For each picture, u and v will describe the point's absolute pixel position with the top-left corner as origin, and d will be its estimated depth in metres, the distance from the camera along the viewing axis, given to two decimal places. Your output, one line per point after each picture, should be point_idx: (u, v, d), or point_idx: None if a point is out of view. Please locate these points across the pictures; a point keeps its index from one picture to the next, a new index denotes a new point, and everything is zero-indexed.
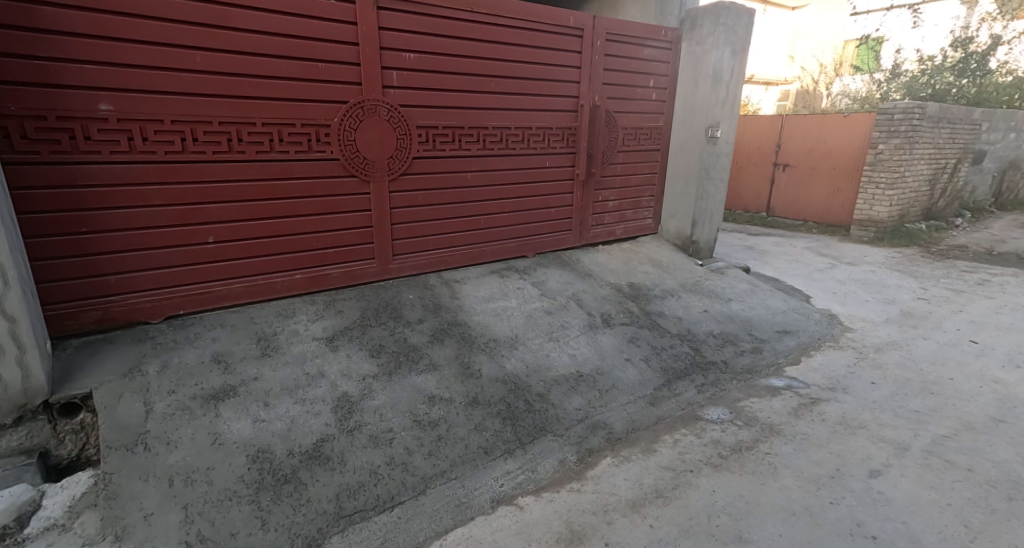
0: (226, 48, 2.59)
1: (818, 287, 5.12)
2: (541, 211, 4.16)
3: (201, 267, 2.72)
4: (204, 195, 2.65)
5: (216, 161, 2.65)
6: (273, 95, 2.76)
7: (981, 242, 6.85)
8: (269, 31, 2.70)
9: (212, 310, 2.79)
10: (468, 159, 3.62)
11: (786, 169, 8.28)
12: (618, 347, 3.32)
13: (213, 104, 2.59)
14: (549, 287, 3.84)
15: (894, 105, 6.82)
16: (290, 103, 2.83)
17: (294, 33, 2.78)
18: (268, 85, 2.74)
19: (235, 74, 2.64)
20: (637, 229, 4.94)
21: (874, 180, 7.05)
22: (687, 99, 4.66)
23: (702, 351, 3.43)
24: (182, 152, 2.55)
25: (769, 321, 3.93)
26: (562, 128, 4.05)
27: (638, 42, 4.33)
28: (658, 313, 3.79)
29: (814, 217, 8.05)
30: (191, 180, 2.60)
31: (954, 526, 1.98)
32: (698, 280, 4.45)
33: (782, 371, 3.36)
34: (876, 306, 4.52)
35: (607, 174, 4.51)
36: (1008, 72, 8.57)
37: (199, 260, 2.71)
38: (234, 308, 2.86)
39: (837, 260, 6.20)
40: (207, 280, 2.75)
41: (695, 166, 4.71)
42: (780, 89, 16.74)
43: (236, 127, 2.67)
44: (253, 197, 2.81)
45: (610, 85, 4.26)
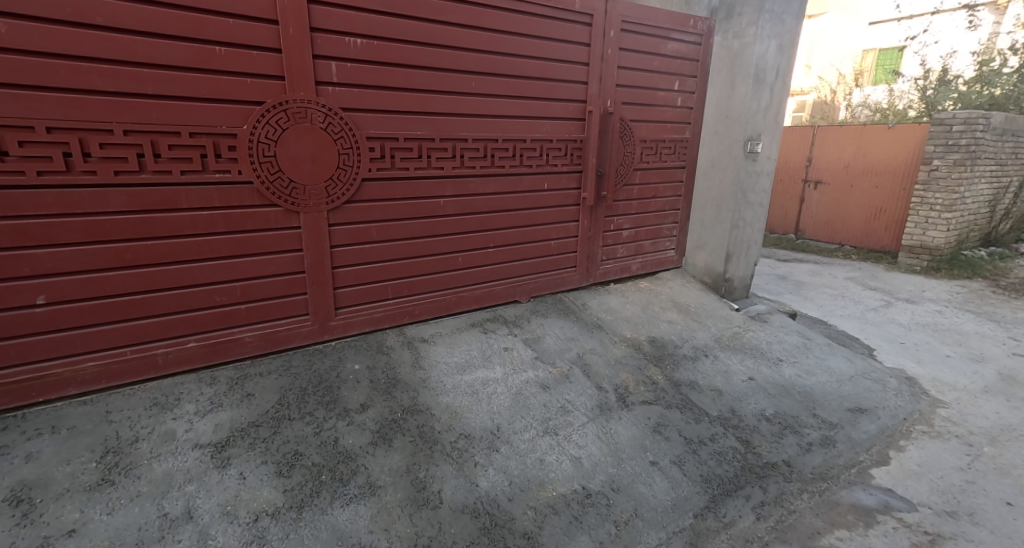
0: (63, 20, 1.80)
1: (880, 334, 4.17)
2: (538, 245, 3.27)
3: (29, 341, 1.92)
4: (30, 237, 1.86)
5: (48, 186, 1.86)
6: (140, 90, 1.95)
7: None
8: None
9: (46, 402, 1.98)
10: (440, 181, 2.75)
11: (818, 186, 7.37)
12: (641, 441, 2.39)
13: (37, 102, 1.80)
14: (546, 346, 2.92)
15: (953, 115, 5.88)
16: (170, 103, 2.01)
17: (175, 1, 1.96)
18: (132, 76, 1.93)
19: (78, 57, 1.84)
20: (656, 263, 4.04)
21: (927, 202, 6.12)
22: (721, 105, 3.77)
23: (756, 446, 2.49)
24: None
25: (836, 393, 3.00)
26: (564, 141, 3.17)
27: (661, 33, 3.48)
28: (691, 385, 2.87)
29: (851, 240, 7.12)
30: (6, 214, 1.81)
31: None
32: (736, 332, 3.53)
33: (868, 479, 2.44)
34: (964, 366, 3.58)
35: (621, 198, 3.63)
36: None
37: (26, 331, 1.92)
38: (84, 396, 2.03)
39: (891, 296, 5.24)
40: (39, 360, 1.95)
41: (730, 187, 3.80)
42: (797, 99, 15.84)
43: (79, 135, 1.87)
44: (115, 238, 2.00)
45: (626, 87, 3.40)
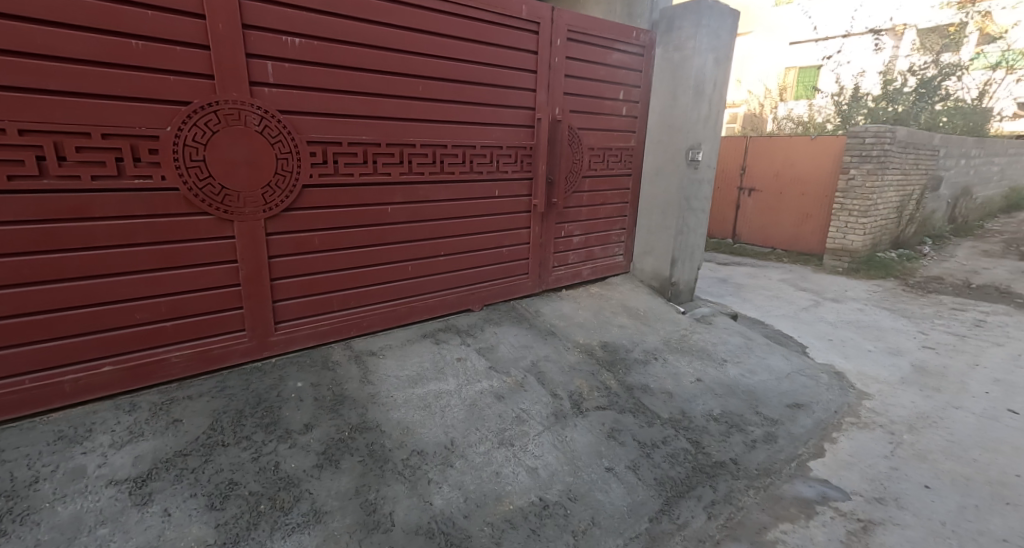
0: None
1: (811, 332, 4.45)
2: (490, 252, 3.23)
3: None
4: None
5: None
6: (45, 86, 1.75)
7: (954, 274, 6.57)
8: None
9: None
10: (388, 188, 2.66)
11: (752, 194, 7.82)
12: (596, 448, 2.40)
13: None
14: (501, 355, 2.88)
15: (866, 128, 6.42)
16: (80, 100, 1.82)
17: None
18: (36, 70, 1.73)
19: None
20: (606, 268, 4.12)
21: (846, 208, 6.64)
22: (664, 115, 3.91)
23: (705, 446, 2.57)
24: None
25: (775, 391, 3.15)
26: (514, 147, 3.16)
27: (607, 44, 3.56)
28: (643, 389, 2.92)
29: (783, 244, 7.59)
30: None
31: None
32: (684, 334, 3.65)
33: (807, 471, 2.57)
34: (884, 360, 3.88)
35: (571, 205, 3.66)
36: (956, 99, 8.58)
37: None
38: None
39: (819, 295, 5.62)
40: None
41: (674, 194, 3.93)
42: (729, 112, 16.81)
43: None
44: (13, 251, 1.78)
45: (574, 96, 3.44)
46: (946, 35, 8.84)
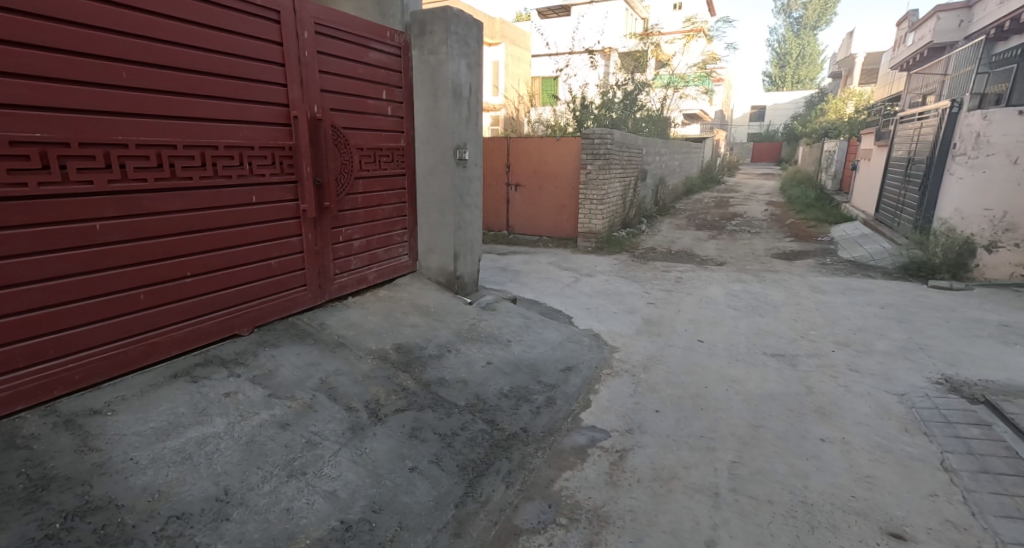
0: None
1: (574, 304, 5.25)
2: (253, 266, 2.85)
3: None
4: None
5: None
6: None
7: (661, 244, 8.57)
8: None
9: None
10: (93, 200, 2.11)
11: (517, 189, 8.71)
12: (397, 452, 2.37)
13: None
14: (282, 379, 2.57)
15: (593, 131, 7.79)
16: None
17: None
18: None
19: None
20: (392, 270, 4.07)
21: (588, 197, 7.99)
22: (429, 116, 4.02)
23: (499, 422, 2.80)
24: None
25: (551, 360, 3.63)
26: (268, 147, 2.83)
27: (361, 41, 3.47)
28: (439, 383, 3.00)
29: (547, 231, 8.70)
30: None
31: None
32: (472, 324, 3.88)
33: (580, 422, 3.04)
34: (624, 318, 4.83)
35: (346, 208, 3.49)
36: (649, 109, 11.11)
37: None
38: None
39: (577, 273, 6.66)
40: None
41: (449, 192, 4.10)
42: (490, 115, 18.36)
43: None
44: None
45: (333, 93, 3.27)
46: (636, 59, 11.36)
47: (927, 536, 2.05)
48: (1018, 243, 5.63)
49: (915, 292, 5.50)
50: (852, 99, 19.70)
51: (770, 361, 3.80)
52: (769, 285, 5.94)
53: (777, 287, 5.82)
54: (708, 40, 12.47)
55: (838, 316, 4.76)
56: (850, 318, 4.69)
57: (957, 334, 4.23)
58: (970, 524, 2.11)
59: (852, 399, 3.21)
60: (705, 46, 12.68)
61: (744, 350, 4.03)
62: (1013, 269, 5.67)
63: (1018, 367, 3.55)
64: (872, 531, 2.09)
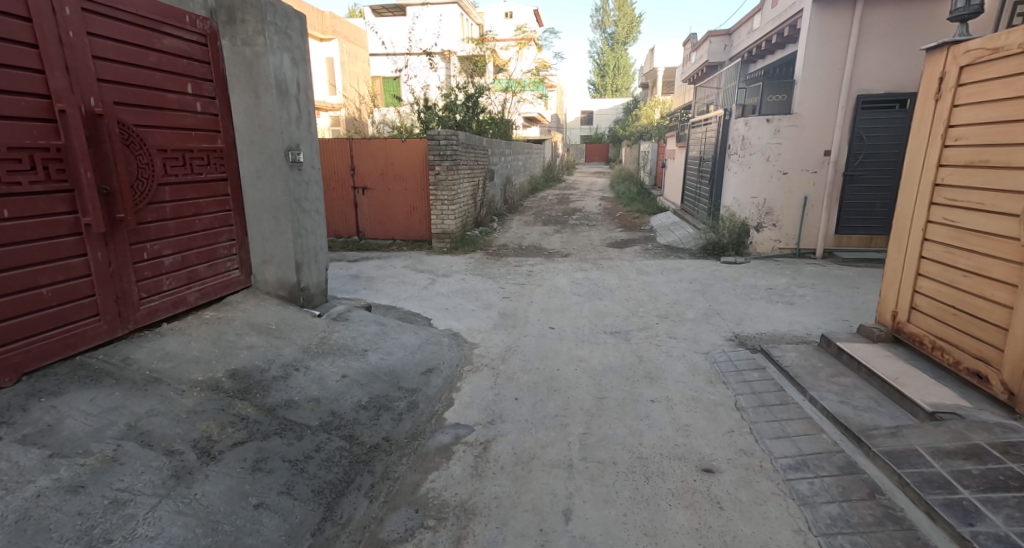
0: None
1: (432, 304, 5.23)
2: (11, 298, 2.27)
3: None
4: None
5: None
6: None
7: (512, 240, 8.99)
8: None
9: None
10: None
11: (365, 192, 8.35)
12: (236, 490, 2.11)
13: None
14: (70, 433, 2.09)
15: (438, 132, 7.80)
16: None
17: None
18: None
19: None
20: (219, 288, 3.59)
21: (438, 198, 8.01)
22: (249, 114, 3.63)
23: (358, 436, 2.68)
24: None
25: (410, 364, 3.58)
26: (23, 148, 2.28)
27: (151, 25, 2.97)
28: (286, 405, 2.75)
29: (399, 234, 8.50)
30: None
31: (629, 529, 2.10)
32: (322, 337, 3.63)
33: (443, 421, 3.05)
34: (481, 313, 4.97)
35: (149, 220, 2.97)
36: (490, 111, 11.51)
37: None
38: None
39: (434, 274, 6.64)
40: None
41: (282, 197, 3.77)
42: (329, 115, 17.20)
43: None
44: None
45: (116, 84, 2.75)
46: (475, 63, 11.68)
47: (729, 465, 2.51)
48: (776, 223, 7.18)
49: (713, 268, 6.65)
50: (659, 107, 22.95)
51: (609, 338, 4.26)
52: (605, 271, 6.64)
53: (611, 273, 6.53)
54: (539, 48, 13.36)
55: (659, 293, 5.53)
56: (668, 294, 5.48)
57: (742, 298, 5.22)
58: (756, 448, 2.64)
59: (673, 362, 3.76)
60: (536, 54, 13.60)
61: (588, 331, 4.44)
62: (774, 244, 7.24)
63: (782, 320, 4.54)
64: (691, 470, 2.48)
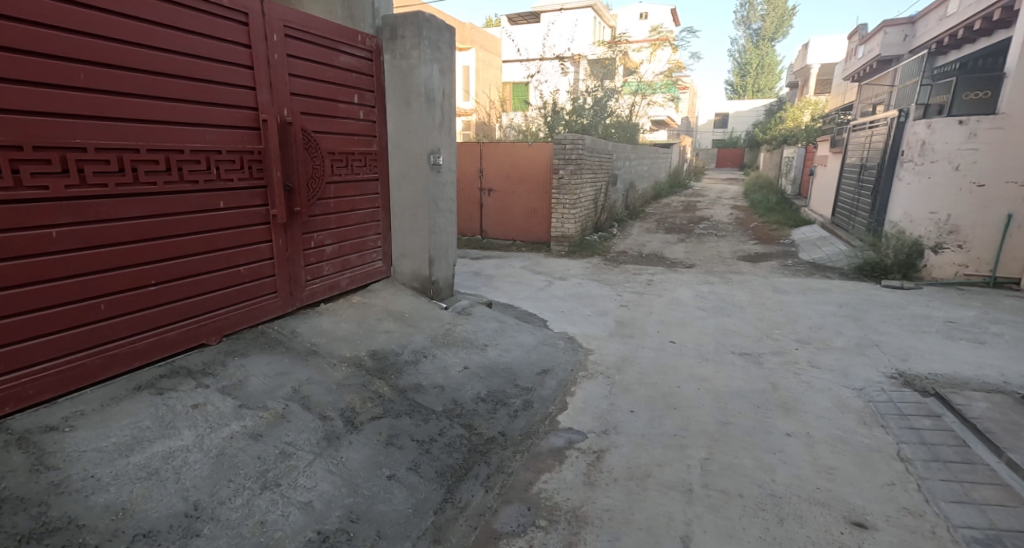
0: None
1: (548, 307, 5.30)
2: (219, 273, 2.77)
3: None
4: None
5: None
6: None
7: (632, 247, 8.75)
8: None
9: None
10: (45, 207, 2.00)
11: (490, 193, 8.73)
12: (373, 460, 2.34)
13: None
14: (252, 388, 2.51)
15: (564, 136, 7.88)
16: None
17: None
18: None
19: None
20: (364, 276, 4.01)
21: (560, 202, 8.08)
22: (401, 120, 4.01)
23: (477, 427, 2.81)
24: None
25: (526, 363, 3.67)
26: (236, 151, 2.77)
27: (331, 45, 3.43)
28: (415, 389, 2.99)
29: (519, 236, 8.74)
30: None
31: None
32: (447, 329, 3.87)
33: (557, 424, 3.08)
34: (597, 320, 4.91)
35: (317, 213, 3.43)
36: (618, 114, 11.31)
37: None
38: None
39: (550, 276, 6.72)
40: None
41: (421, 197, 4.09)
42: (462, 119, 18.34)
43: None
44: None
45: (303, 97, 3.22)
46: (605, 66, 11.59)
47: (885, 523, 2.16)
48: (960, 244, 6.02)
49: (869, 291, 5.79)
50: (809, 108, 20.58)
51: (736, 360, 3.93)
52: (734, 286, 6.15)
53: (742, 288, 6.03)
54: (674, 49, 12.83)
55: (799, 315, 4.97)
56: (809, 317, 4.91)
57: (906, 330, 4.47)
58: (923, 510, 2.24)
59: (814, 394, 3.35)
60: (671, 55, 13.07)
61: (712, 349, 4.15)
62: (958, 269, 6.06)
63: (963, 360, 3.79)
64: (835, 520, 2.19)
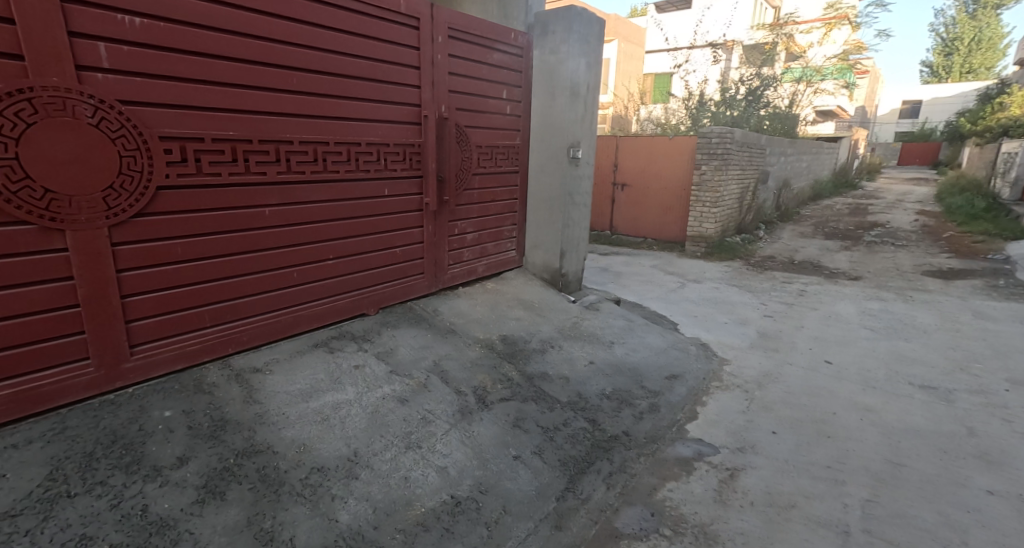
0: None
1: (680, 310, 5.02)
2: (380, 253, 3.13)
3: None
4: None
5: None
6: None
7: (783, 253, 7.86)
8: None
9: None
10: (262, 189, 2.44)
11: (623, 188, 8.50)
12: (502, 438, 2.46)
13: None
14: (400, 357, 2.80)
15: (711, 129, 7.34)
16: None
17: None
18: None
19: None
20: (499, 264, 4.20)
21: (700, 199, 7.57)
22: (545, 114, 4.10)
23: (600, 423, 2.79)
24: None
25: (655, 366, 3.53)
26: (401, 144, 3.08)
27: (487, 43, 3.62)
28: (542, 377, 3.06)
29: (651, 234, 8.39)
30: None
31: None
32: (574, 322, 3.89)
33: (685, 433, 2.91)
34: (736, 329, 4.52)
35: (462, 202, 3.67)
36: (776, 105, 10.18)
37: None
38: None
39: (683, 278, 6.35)
40: None
41: (558, 190, 4.15)
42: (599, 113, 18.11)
43: None
44: None
45: (458, 94, 3.46)
46: (765, 52, 10.49)
47: None
48: None
49: None
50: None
51: (914, 392, 3.33)
52: (914, 306, 5.19)
53: (925, 310, 5.06)
54: (854, 27, 11.13)
55: (1008, 349, 4.02)
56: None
57: None
58: None
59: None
60: (849, 35, 11.36)
61: (880, 376, 3.57)
62: None
63: None
64: None
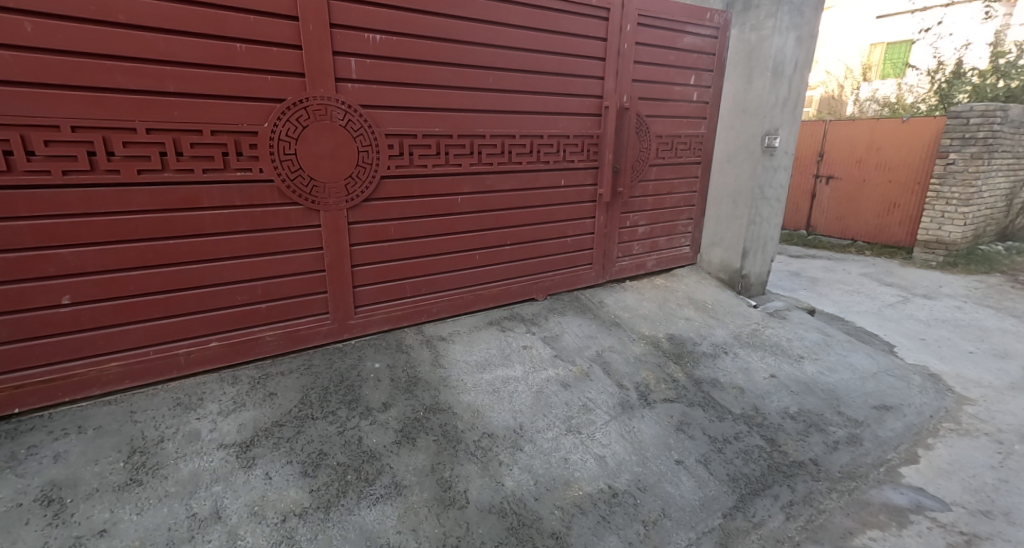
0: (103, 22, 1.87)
1: (900, 329, 4.12)
2: (554, 242, 3.25)
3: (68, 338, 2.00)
4: (73, 238, 1.94)
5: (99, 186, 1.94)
6: (176, 89, 2.02)
7: None
8: (170, 13, 1.96)
9: (151, 385, 2.17)
10: (457, 179, 2.74)
11: (830, 181, 7.27)
12: (664, 440, 2.37)
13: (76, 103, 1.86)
14: (565, 343, 2.89)
15: (970, 107, 5.78)
16: (205, 101, 2.07)
17: (210, 32, 2.04)
18: (169, 75, 2.00)
19: (118, 60, 1.91)
20: (671, 260, 4.01)
21: (944, 196, 6.05)
22: (738, 99, 3.73)
23: (781, 444, 2.48)
24: (90, 172, 1.92)
25: (859, 391, 2.97)
26: (581, 136, 3.14)
27: (678, 27, 3.44)
28: (712, 383, 2.84)
29: (864, 235, 7.03)
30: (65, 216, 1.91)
31: None
32: (755, 329, 3.50)
33: (897, 477, 2.41)
34: (987, 362, 3.53)
35: (637, 194, 3.59)
36: None
37: (68, 329, 2.00)
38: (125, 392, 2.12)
39: (907, 291, 5.18)
40: (91, 356, 2.05)
41: (746, 183, 3.75)
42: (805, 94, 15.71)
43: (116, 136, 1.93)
44: (151, 238, 2.07)
45: (642, 83, 3.36)
46: None
47: None
48: None
49: None
50: None
51: None
52: None
53: None
54: None
55: None
56: None
57: None
58: None
59: None
60: None
61: None
62: None
63: None
64: None
